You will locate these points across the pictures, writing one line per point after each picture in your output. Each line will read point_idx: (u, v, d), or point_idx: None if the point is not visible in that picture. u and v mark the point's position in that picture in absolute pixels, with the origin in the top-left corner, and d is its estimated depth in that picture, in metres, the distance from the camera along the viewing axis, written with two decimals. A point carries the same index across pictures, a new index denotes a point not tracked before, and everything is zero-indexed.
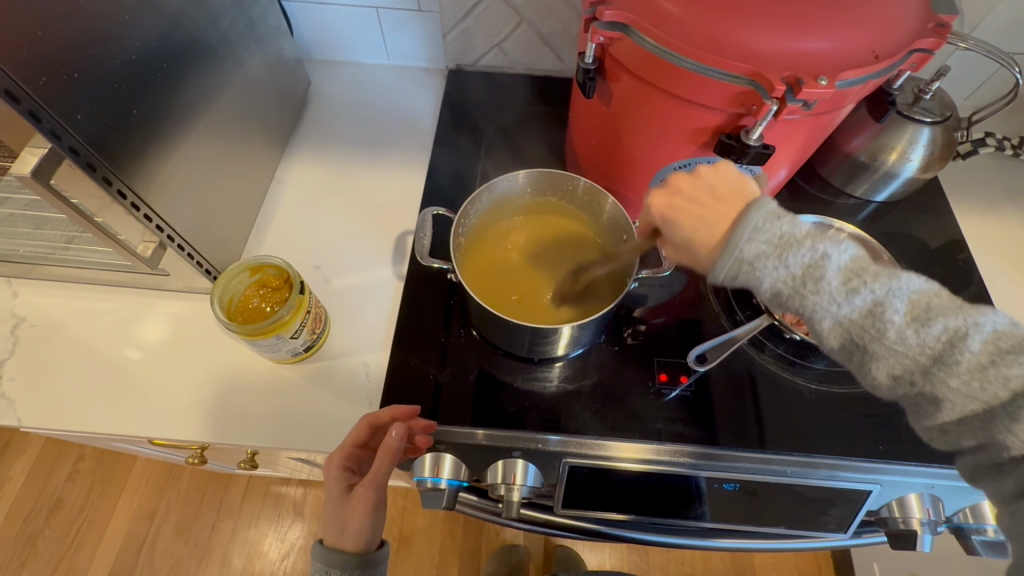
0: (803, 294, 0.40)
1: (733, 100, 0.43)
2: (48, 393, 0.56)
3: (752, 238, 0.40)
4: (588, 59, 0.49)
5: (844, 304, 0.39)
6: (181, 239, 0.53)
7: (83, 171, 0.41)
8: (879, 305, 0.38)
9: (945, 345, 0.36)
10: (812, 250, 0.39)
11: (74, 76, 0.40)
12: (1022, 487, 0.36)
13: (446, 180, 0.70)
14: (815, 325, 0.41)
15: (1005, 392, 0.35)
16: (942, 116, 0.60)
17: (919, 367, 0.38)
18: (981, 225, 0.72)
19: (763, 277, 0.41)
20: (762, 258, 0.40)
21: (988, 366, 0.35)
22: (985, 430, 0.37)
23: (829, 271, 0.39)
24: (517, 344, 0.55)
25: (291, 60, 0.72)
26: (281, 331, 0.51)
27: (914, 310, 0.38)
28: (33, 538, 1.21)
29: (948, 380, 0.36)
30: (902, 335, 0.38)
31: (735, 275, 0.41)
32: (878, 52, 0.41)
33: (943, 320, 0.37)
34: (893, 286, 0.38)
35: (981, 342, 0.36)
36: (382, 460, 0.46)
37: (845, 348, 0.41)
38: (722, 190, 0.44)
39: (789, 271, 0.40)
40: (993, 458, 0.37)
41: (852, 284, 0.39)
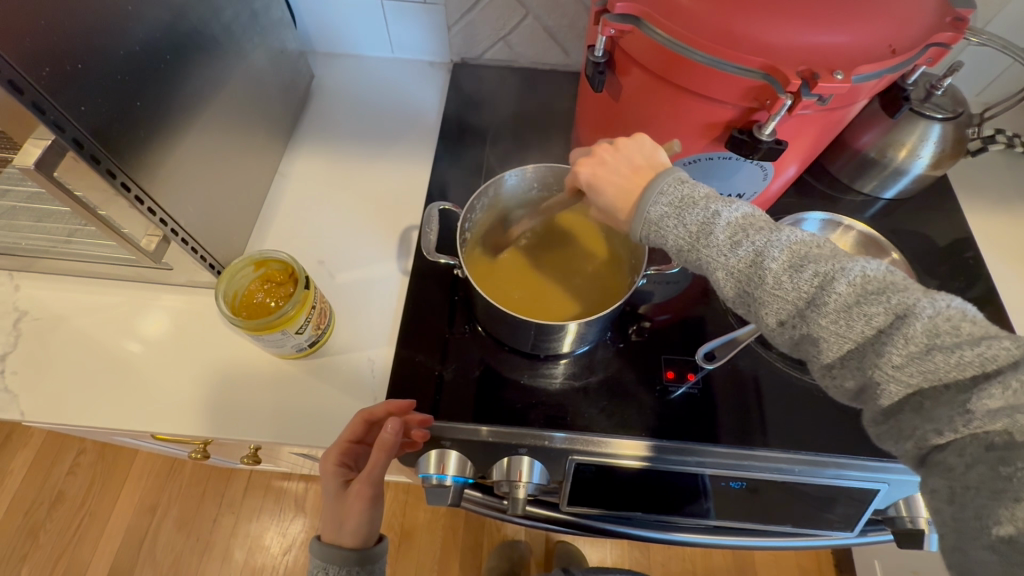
0: (697, 248, 0.40)
1: (746, 95, 0.42)
2: (50, 387, 0.55)
3: (658, 201, 0.42)
4: (598, 52, 0.48)
5: (730, 254, 0.38)
6: (185, 233, 0.53)
7: (87, 163, 0.40)
8: (761, 254, 0.37)
9: (818, 288, 0.35)
10: (706, 209, 0.40)
11: (78, 66, 0.39)
12: (909, 434, 0.34)
13: (451, 175, 0.69)
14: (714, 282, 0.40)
15: (871, 329, 0.34)
16: (953, 112, 0.59)
17: (796, 310, 0.36)
18: (990, 223, 0.71)
19: (666, 236, 0.41)
20: (664, 219, 0.41)
21: (854, 305, 0.34)
22: (862, 370, 0.35)
23: (719, 226, 0.39)
24: (522, 340, 0.55)
25: (295, 53, 0.72)
26: (286, 326, 0.50)
27: (791, 257, 0.37)
28: (35, 531, 1.21)
29: (820, 321, 0.35)
30: (779, 280, 0.36)
31: (643, 237, 0.43)
32: (895, 46, 0.40)
33: (816, 265, 0.36)
34: (774, 236, 0.37)
35: (848, 283, 0.34)
36: (375, 456, 0.45)
37: (738, 301, 0.40)
38: (638, 160, 0.45)
39: (686, 227, 0.40)
40: (877, 404, 0.35)
41: (737, 236, 0.38)
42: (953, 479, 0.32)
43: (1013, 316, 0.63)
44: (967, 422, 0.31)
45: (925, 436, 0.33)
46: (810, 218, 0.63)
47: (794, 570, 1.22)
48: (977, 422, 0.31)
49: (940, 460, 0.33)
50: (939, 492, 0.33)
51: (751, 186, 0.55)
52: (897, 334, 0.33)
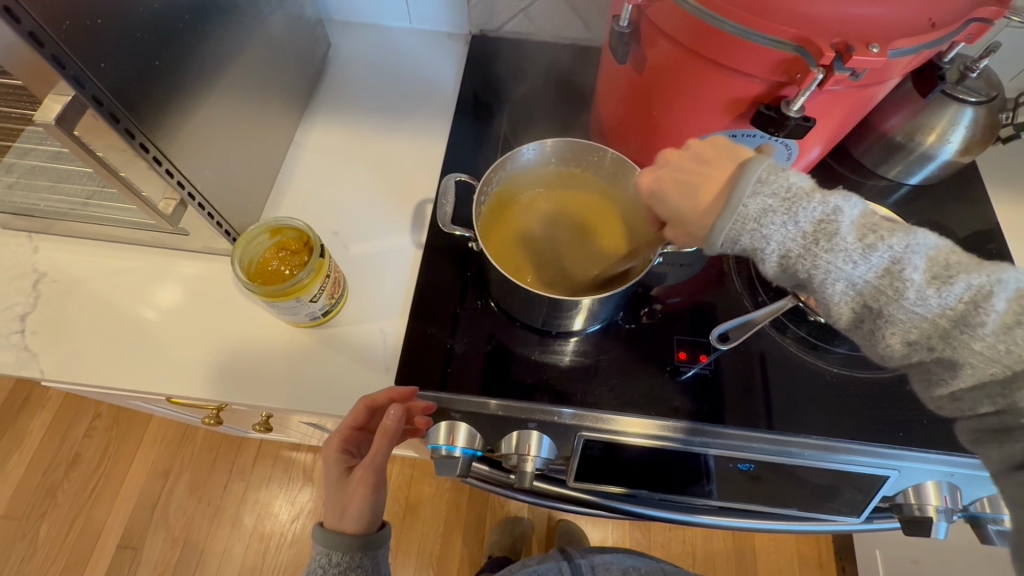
0: (816, 254, 0.39)
1: (775, 68, 0.41)
2: (69, 348, 0.56)
3: (758, 193, 0.40)
4: (623, 22, 0.48)
5: (862, 263, 0.38)
6: (201, 198, 0.53)
7: (105, 121, 0.40)
8: (977, 295, 0.36)
9: (967, 306, 0.36)
10: (823, 205, 0.39)
11: (99, 22, 0.38)
12: (1022, 443, 0.36)
13: (467, 149, 0.69)
14: (830, 293, 0.40)
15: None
16: (987, 96, 0.57)
17: (936, 331, 0.37)
18: (1018, 213, 0.70)
19: (773, 238, 0.40)
20: (769, 215, 0.39)
21: (1012, 326, 0.35)
22: (1004, 396, 0.36)
23: (844, 228, 0.38)
24: (534, 315, 0.55)
25: (312, 20, 0.70)
26: (300, 294, 0.50)
27: (933, 269, 0.37)
28: (53, 490, 1.25)
29: (972, 344, 0.36)
30: (922, 297, 0.37)
31: (739, 237, 0.41)
32: (935, 20, 0.39)
33: (965, 278, 0.36)
34: (912, 243, 0.38)
35: (1005, 300, 0.35)
36: (379, 442, 0.47)
37: (857, 316, 0.40)
38: (708, 154, 0.44)
39: (799, 228, 0.39)
40: (1004, 424, 0.37)
41: (869, 241, 0.38)
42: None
43: None
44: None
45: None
46: None
47: (793, 556, 1.24)
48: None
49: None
50: None
51: None
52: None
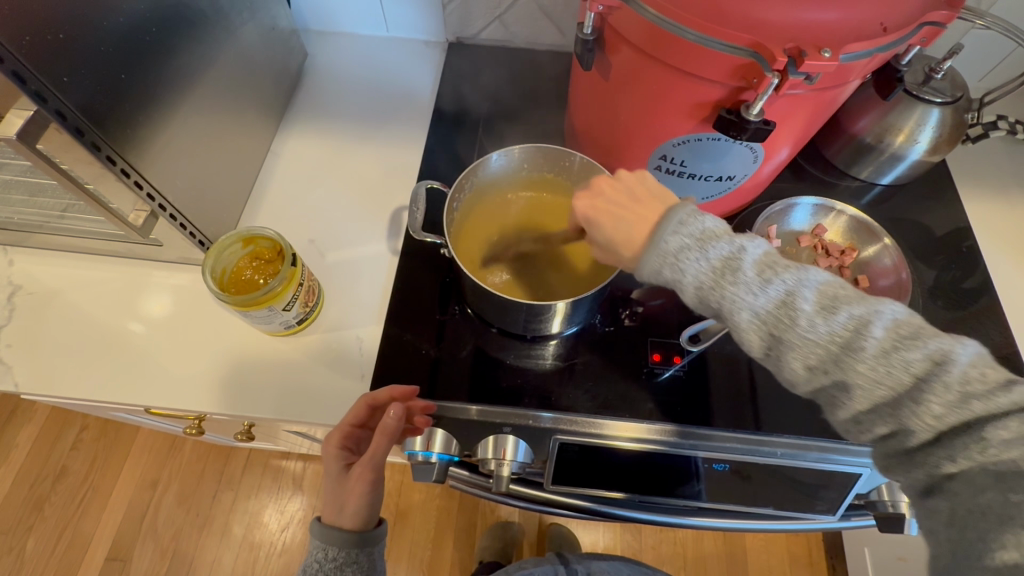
0: (723, 286, 0.40)
1: (734, 74, 0.42)
2: (44, 361, 0.56)
3: (676, 231, 0.41)
4: (587, 30, 0.48)
5: (762, 293, 0.39)
6: (173, 209, 0.53)
7: (70, 134, 0.40)
8: (861, 322, 0.37)
9: (852, 333, 0.37)
10: (731, 244, 0.40)
11: (62, 37, 0.39)
12: (922, 465, 0.36)
13: (443, 156, 0.69)
14: (738, 324, 0.40)
15: (908, 376, 0.35)
16: (953, 96, 0.59)
17: (829, 356, 0.38)
18: (987, 211, 0.71)
19: (686, 270, 0.41)
20: (685, 252, 0.41)
21: (892, 351, 0.36)
22: (893, 417, 0.36)
23: (746, 263, 0.40)
24: (510, 320, 0.55)
25: (287, 30, 0.71)
26: (272, 302, 0.51)
27: (821, 299, 0.38)
28: (40, 503, 1.24)
29: (859, 367, 0.37)
30: (813, 323, 0.38)
31: (659, 271, 0.42)
32: (887, 25, 0.40)
33: (848, 308, 0.38)
34: (803, 277, 0.39)
35: (883, 328, 0.36)
36: (379, 440, 0.46)
37: (764, 345, 0.40)
38: (640, 190, 0.46)
39: (710, 262, 0.40)
40: (902, 445, 0.37)
41: (766, 274, 0.39)
42: (958, 501, 0.34)
43: (1006, 306, 0.63)
44: (983, 451, 0.33)
45: (938, 464, 0.35)
46: (800, 204, 0.63)
47: (784, 555, 1.24)
48: (994, 451, 0.32)
49: (947, 488, 0.35)
50: (938, 513, 0.35)
51: (742, 169, 0.54)
52: (931, 381, 0.35)
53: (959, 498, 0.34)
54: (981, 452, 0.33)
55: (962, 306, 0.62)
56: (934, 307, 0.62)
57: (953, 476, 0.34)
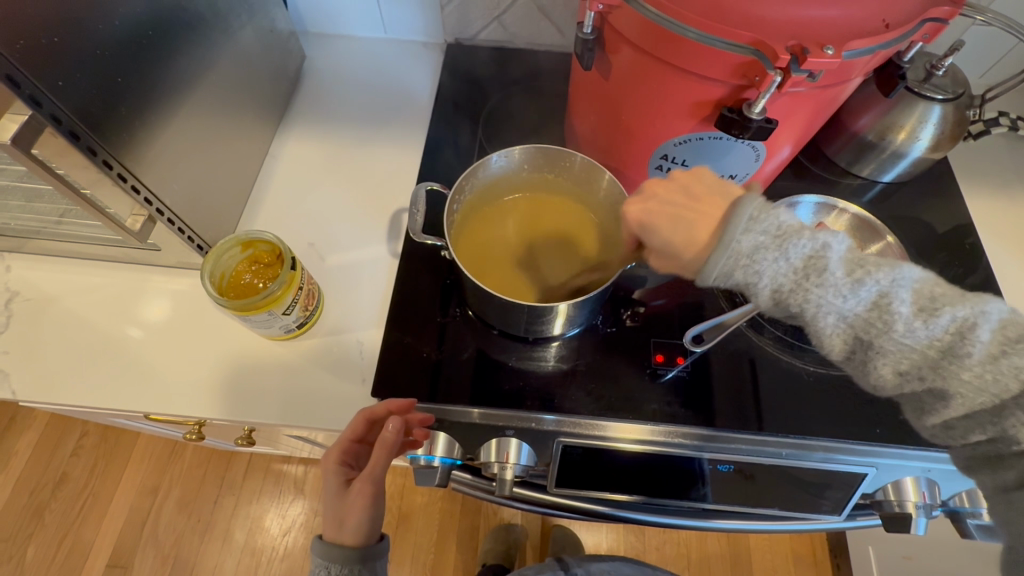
0: (805, 288, 0.39)
1: (735, 71, 0.42)
2: (42, 368, 0.56)
3: (749, 230, 0.40)
4: (587, 29, 0.48)
5: (851, 297, 0.38)
6: (171, 213, 0.53)
7: (65, 139, 0.40)
8: (966, 324, 0.36)
9: (954, 337, 0.37)
10: (812, 241, 0.39)
11: (56, 40, 0.38)
12: (1010, 467, 0.38)
13: (443, 157, 0.69)
14: (820, 326, 0.40)
15: (1017, 384, 0.35)
16: (954, 93, 0.59)
17: (926, 362, 0.38)
18: (990, 208, 0.70)
19: (762, 272, 0.40)
20: (762, 250, 0.39)
21: (999, 357, 0.36)
22: (995, 423, 0.38)
23: (832, 262, 0.38)
24: (513, 323, 0.54)
25: (285, 32, 0.71)
26: (272, 306, 0.50)
27: (919, 301, 0.38)
28: (40, 511, 1.23)
29: (961, 373, 0.37)
30: (911, 328, 0.37)
31: (730, 272, 0.41)
32: (889, 21, 0.39)
33: (951, 310, 0.37)
34: (897, 276, 0.38)
35: (990, 331, 0.36)
36: (377, 455, 0.46)
37: (848, 347, 0.41)
38: (698, 190, 0.44)
39: (789, 263, 0.39)
40: (1001, 449, 0.38)
41: (857, 275, 0.38)
42: None
43: (1009, 304, 0.62)
44: None
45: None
46: (802, 202, 0.63)
47: (788, 554, 1.24)
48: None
49: None
50: (1017, 506, 0.38)
51: (743, 168, 0.54)
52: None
53: None
54: None
55: None
56: None
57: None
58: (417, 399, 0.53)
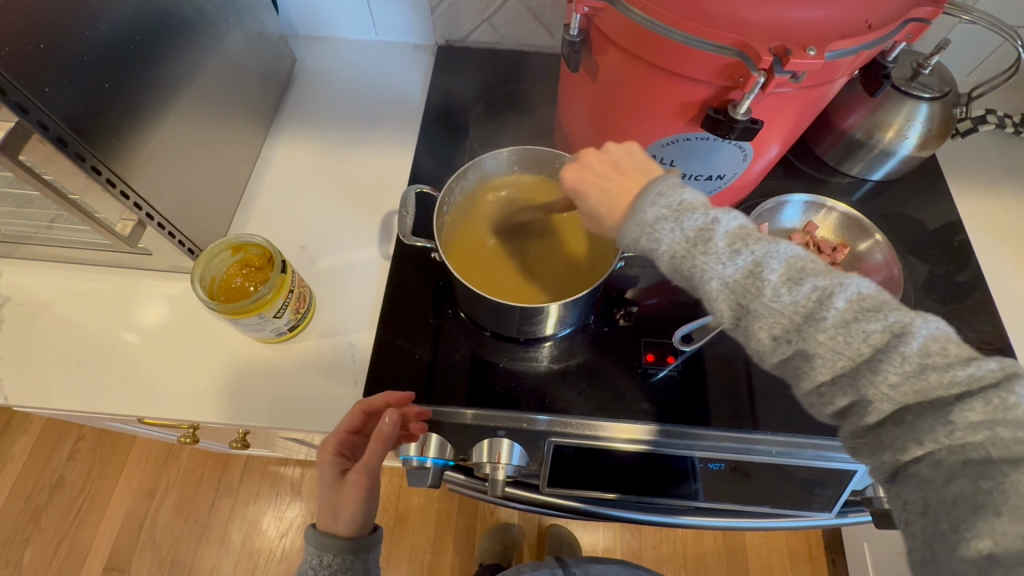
0: (694, 255, 0.38)
1: (720, 73, 0.42)
2: (35, 372, 0.56)
3: (654, 203, 0.40)
4: (573, 31, 0.48)
5: (729, 263, 0.37)
6: (161, 218, 0.53)
7: (52, 146, 0.40)
8: (827, 294, 0.35)
9: (816, 304, 0.35)
10: (704, 215, 0.38)
11: (42, 47, 0.39)
12: (889, 446, 0.35)
13: (434, 159, 0.69)
14: (709, 298, 0.39)
15: (867, 347, 0.34)
16: (940, 92, 0.59)
17: (793, 327, 0.36)
18: (979, 206, 0.71)
19: (661, 240, 0.39)
20: (660, 222, 0.39)
21: (852, 321, 0.34)
22: (854, 388, 0.35)
23: (718, 233, 0.38)
24: (504, 323, 0.55)
25: (275, 36, 0.71)
26: (263, 310, 0.50)
27: (789, 270, 0.36)
28: (36, 516, 1.23)
29: (818, 337, 0.35)
30: (778, 293, 0.36)
31: (638, 240, 0.41)
32: (872, 22, 0.40)
33: (814, 279, 0.35)
34: (772, 247, 0.37)
35: (846, 300, 0.34)
36: (374, 447, 0.46)
37: (733, 316, 0.38)
38: (626, 163, 0.44)
39: (682, 232, 0.38)
40: (862, 421, 0.36)
41: (736, 245, 0.37)
42: (928, 489, 0.34)
43: (998, 300, 0.63)
44: (950, 434, 0.32)
45: None
46: (792, 201, 0.63)
47: (784, 551, 1.24)
48: (960, 434, 0.32)
49: None
50: (912, 503, 0.35)
51: (731, 168, 0.54)
52: (892, 352, 0.33)
53: (927, 486, 0.34)
54: (948, 435, 0.32)
55: (954, 301, 0.62)
56: (926, 302, 0.62)
57: (920, 459, 0.34)
58: (415, 398, 0.54)
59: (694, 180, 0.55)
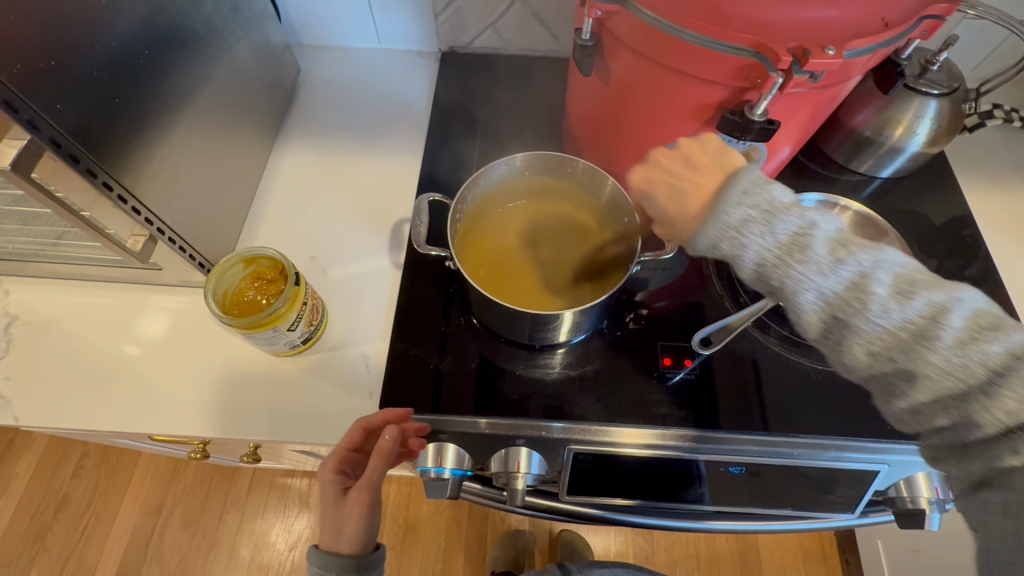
0: (788, 262, 0.40)
1: (736, 74, 0.42)
2: (44, 392, 0.55)
3: (741, 205, 0.41)
4: (585, 35, 0.48)
5: (831, 275, 0.39)
6: (172, 232, 0.52)
7: (64, 162, 0.40)
8: (940, 310, 0.38)
9: (928, 321, 0.38)
10: (800, 219, 0.40)
11: (52, 63, 0.38)
12: (976, 456, 0.38)
13: (442, 166, 0.69)
14: (797, 307, 0.41)
15: (983, 370, 0.36)
16: (949, 87, 0.59)
17: (899, 345, 0.39)
18: (988, 200, 0.71)
19: (749, 244, 0.41)
20: (750, 225, 0.41)
21: (969, 342, 0.37)
22: (959, 408, 0.38)
23: (816, 240, 0.40)
24: (517, 330, 0.54)
25: (279, 46, 0.70)
26: (277, 323, 0.50)
27: (898, 285, 0.39)
28: (42, 534, 1.22)
29: (931, 356, 0.38)
30: (885, 309, 0.39)
31: (717, 245, 0.43)
32: (888, 20, 0.39)
33: (926, 294, 0.38)
34: (878, 259, 0.40)
35: (962, 318, 0.37)
36: (375, 464, 0.45)
37: (823, 328, 0.41)
38: (701, 158, 0.45)
39: (776, 240, 0.40)
40: (962, 437, 0.38)
41: (839, 254, 0.40)
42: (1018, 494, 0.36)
43: (1011, 294, 0.63)
44: None
45: None
46: (804, 201, 0.63)
47: (797, 551, 1.24)
48: None
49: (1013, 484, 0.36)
50: (992, 504, 0.37)
51: (744, 169, 0.53)
52: (1013, 375, 0.36)
53: (1018, 490, 0.36)
54: None
55: None
56: None
57: (1011, 470, 0.36)
58: (423, 411, 0.53)
59: None
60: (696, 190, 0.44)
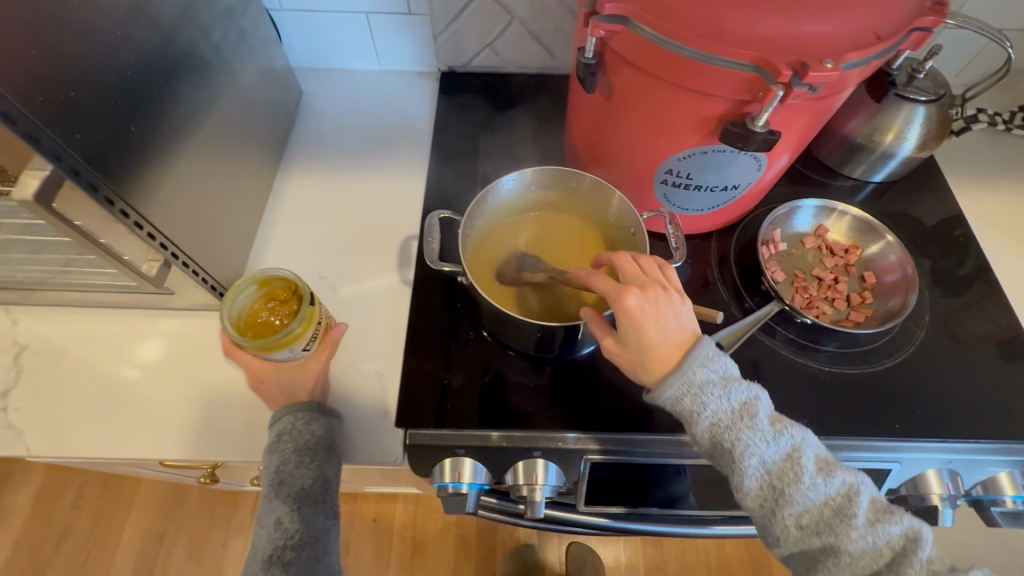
0: (740, 429, 0.42)
1: (737, 88, 0.43)
2: (55, 421, 0.54)
3: (703, 365, 0.42)
4: (589, 54, 0.49)
5: (773, 444, 0.42)
6: (186, 256, 0.52)
7: (85, 191, 0.40)
8: (850, 491, 0.43)
9: (842, 500, 0.42)
10: (749, 390, 0.43)
11: (72, 95, 0.39)
12: None
13: (447, 183, 0.70)
14: (742, 484, 0.43)
15: (886, 549, 0.42)
16: (936, 94, 0.61)
17: (823, 520, 0.42)
18: (978, 200, 0.73)
19: (708, 405, 0.42)
20: (710, 387, 0.42)
21: (875, 522, 0.42)
22: None
23: (761, 412, 0.43)
24: (529, 342, 0.55)
25: (283, 70, 0.72)
26: (293, 344, 0.48)
27: (819, 464, 0.43)
28: (41, 568, 1.19)
29: (850, 532, 0.42)
30: (814, 484, 0.42)
31: (680, 399, 0.42)
32: (880, 33, 0.41)
33: (841, 475, 0.43)
34: (804, 437, 0.44)
35: (865, 501, 0.43)
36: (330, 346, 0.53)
37: (761, 500, 0.43)
38: (683, 330, 0.43)
39: (731, 405, 0.42)
40: None
41: (778, 429, 0.43)
42: None
43: (1006, 291, 0.65)
44: None
45: None
46: (805, 206, 0.64)
47: None
48: None
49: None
50: None
51: (745, 177, 0.55)
52: (909, 557, 0.41)
53: None
54: None
55: (964, 294, 0.64)
56: (937, 298, 0.63)
57: None
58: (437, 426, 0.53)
59: (710, 191, 0.56)
60: (660, 335, 0.42)
